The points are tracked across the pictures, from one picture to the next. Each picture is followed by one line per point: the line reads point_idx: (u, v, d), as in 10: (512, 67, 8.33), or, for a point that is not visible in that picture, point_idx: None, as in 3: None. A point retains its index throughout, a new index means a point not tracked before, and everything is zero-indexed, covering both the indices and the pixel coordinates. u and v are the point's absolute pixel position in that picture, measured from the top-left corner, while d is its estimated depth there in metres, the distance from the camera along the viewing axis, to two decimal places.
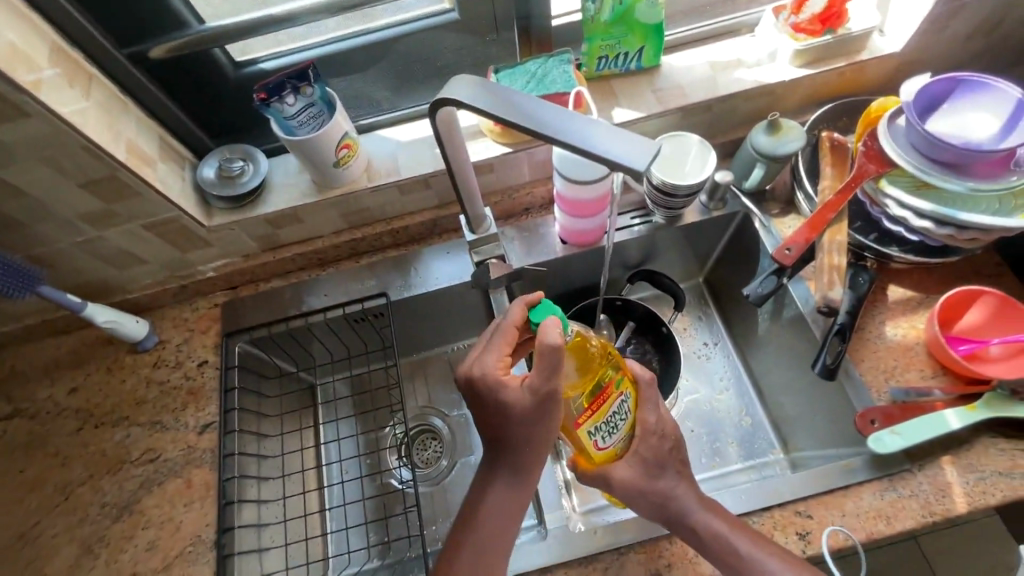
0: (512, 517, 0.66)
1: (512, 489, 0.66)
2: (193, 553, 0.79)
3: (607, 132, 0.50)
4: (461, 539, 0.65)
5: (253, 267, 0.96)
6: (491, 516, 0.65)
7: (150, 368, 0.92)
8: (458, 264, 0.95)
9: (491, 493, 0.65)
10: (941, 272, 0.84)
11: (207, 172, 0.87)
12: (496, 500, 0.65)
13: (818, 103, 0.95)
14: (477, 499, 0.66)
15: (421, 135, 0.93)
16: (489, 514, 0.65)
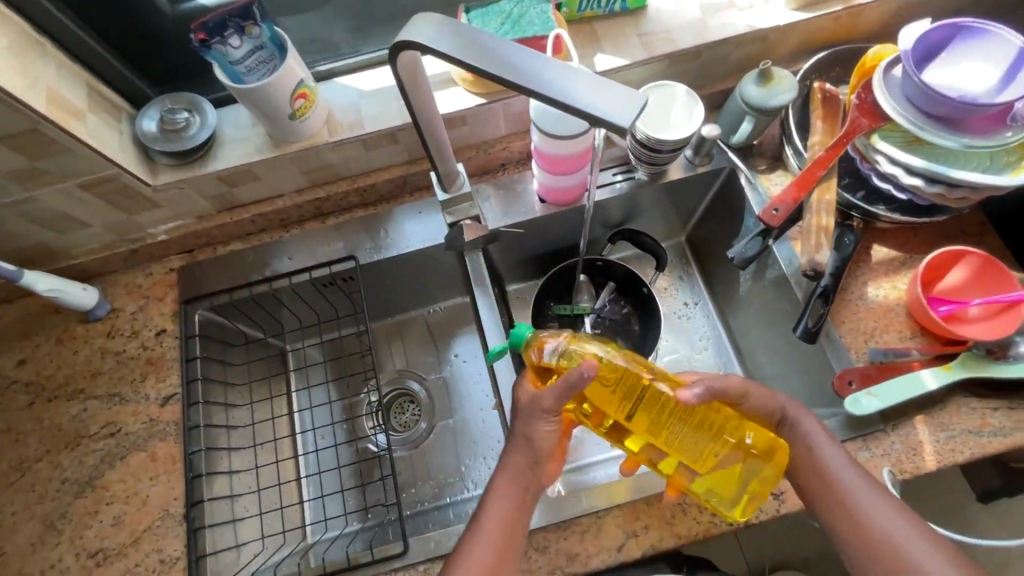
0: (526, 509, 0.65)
1: (531, 489, 0.65)
2: (162, 526, 0.77)
3: (589, 83, 0.45)
4: (473, 540, 0.62)
5: (209, 229, 0.89)
6: (504, 525, 0.63)
7: (104, 339, 0.87)
8: (430, 224, 0.90)
9: (506, 504, 0.64)
10: (926, 232, 0.83)
11: (148, 125, 0.79)
12: (514, 502, 0.64)
13: (811, 51, 0.90)
14: (491, 504, 0.64)
15: (386, 82, 0.85)
16: (501, 507, 0.63)
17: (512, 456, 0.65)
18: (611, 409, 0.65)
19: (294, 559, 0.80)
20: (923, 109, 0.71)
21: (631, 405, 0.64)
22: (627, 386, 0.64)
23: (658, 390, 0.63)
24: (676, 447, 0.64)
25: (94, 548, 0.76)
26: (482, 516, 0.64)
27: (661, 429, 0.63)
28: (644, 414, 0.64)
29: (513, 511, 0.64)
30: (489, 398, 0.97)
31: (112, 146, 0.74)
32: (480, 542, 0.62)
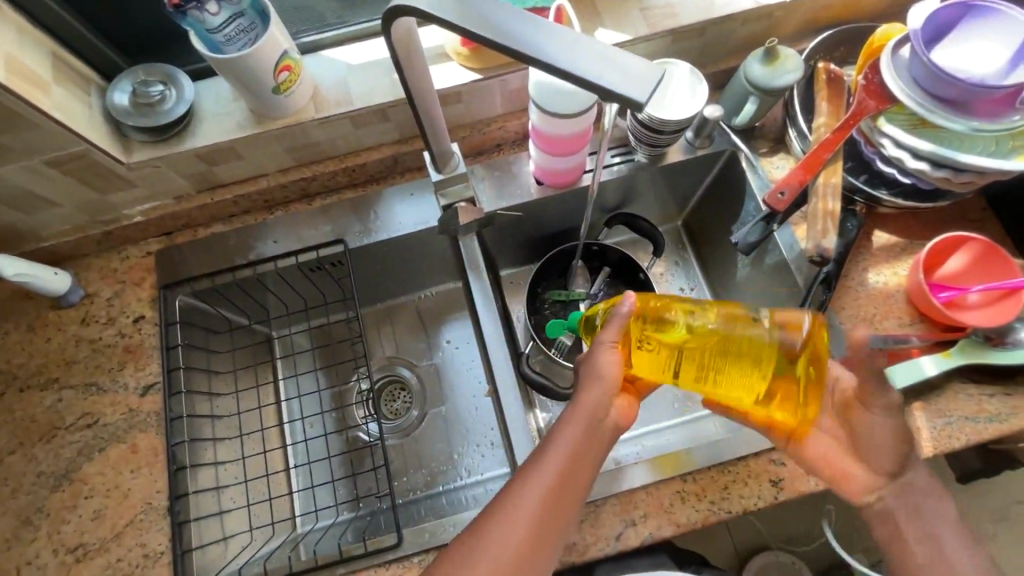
0: (595, 445, 0.58)
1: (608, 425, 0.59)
2: (145, 520, 0.73)
3: (599, 53, 0.43)
4: (538, 465, 0.56)
5: (188, 210, 0.85)
6: (571, 458, 0.56)
7: (78, 326, 0.82)
8: (422, 206, 0.87)
9: (580, 437, 0.57)
10: (927, 217, 0.82)
11: (119, 98, 0.74)
12: (592, 436, 0.58)
13: (815, 31, 0.88)
14: (565, 434, 0.57)
15: (376, 56, 0.81)
16: (575, 437, 0.57)
17: (592, 385, 0.59)
18: (658, 372, 0.63)
19: (284, 550, 0.78)
20: (931, 92, 0.69)
21: (670, 352, 0.61)
22: (661, 337, 0.61)
23: (690, 330, 0.60)
24: (733, 388, 0.61)
25: (74, 544, 0.72)
26: (551, 441, 0.57)
27: (709, 376, 0.61)
28: (688, 365, 0.61)
29: (587, 447, 0.57)
30: (480, 386, 0.95)
31: (81, 121, 0.69)
32: (546, 471, 0.55)
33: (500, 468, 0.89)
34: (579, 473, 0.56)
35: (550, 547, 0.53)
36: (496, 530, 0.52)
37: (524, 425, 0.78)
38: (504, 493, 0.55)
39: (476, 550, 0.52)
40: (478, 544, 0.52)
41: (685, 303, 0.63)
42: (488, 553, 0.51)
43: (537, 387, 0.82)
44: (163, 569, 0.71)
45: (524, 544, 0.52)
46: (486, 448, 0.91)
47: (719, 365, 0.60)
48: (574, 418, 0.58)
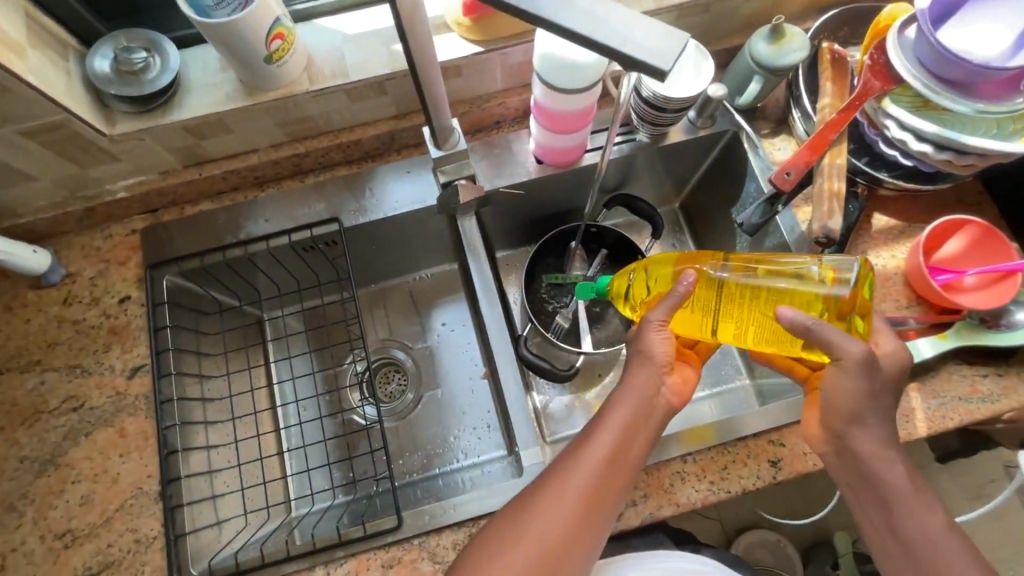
0: (642, 423, 0.63)
1: (655, 406, 0.64)
2: (136, 505, 0.71)
3: (620, 20, 0.41)
4: (589, 442, 0.61)
5: (175, 187, 0.81)
6: (621, 437, 0.61)
7: (60, 306, 0.79)
8: (419, 184, 0.84)
9: (625, 421, 0.62)
10: (926, 201, 0.82)
11: (100, 65, 0.70)
12: (637, 416, 0.62)
13: (818, 10, 0.87)
14: (610, 414, 0.62)
15: (372, 26, 0.78)
16: (621, 416, 0.62)
17: (640, 367, 0.64)
18: (700, 332, 0.67)
19: (279, 535, 0.77)
20: (936, 73, 0.69)
21: (711, 309, 0.64)
22: (702, 297, 0.64)
23: (733, 288, 0.62)
24: (775, 342, 0.64)
25: (61, 530, 0.70)
26: (603, 420, 0.62)
27: (749, 329, 0.64)
28: (728, 321, 0.64)
29: (631, 426, 0.62)
30: (476, 369, 0.94)
31: (59, 88, 0.65)
32: (597, 447, 0.60)
33: (497, 449, 0.89)
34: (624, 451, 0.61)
35: (599, 516, 0.59)
36: (551, 498, 0.59)
37: (524, 407, 0.78)
38: (558, 465, 0.61)
39: (527, 516, 0.58)
40: (534, 510, 0.58)
41: (727, 259, 0.64)
42: (543, 518, 0.58)
43: (536, 368, 0.82)
44: (155, 554, 0.70)
45: (577, 511, 0.58)
46: (482, 431, 0.90)
47: (760, 318, 0.62)
48: (623, 400, 0.63)
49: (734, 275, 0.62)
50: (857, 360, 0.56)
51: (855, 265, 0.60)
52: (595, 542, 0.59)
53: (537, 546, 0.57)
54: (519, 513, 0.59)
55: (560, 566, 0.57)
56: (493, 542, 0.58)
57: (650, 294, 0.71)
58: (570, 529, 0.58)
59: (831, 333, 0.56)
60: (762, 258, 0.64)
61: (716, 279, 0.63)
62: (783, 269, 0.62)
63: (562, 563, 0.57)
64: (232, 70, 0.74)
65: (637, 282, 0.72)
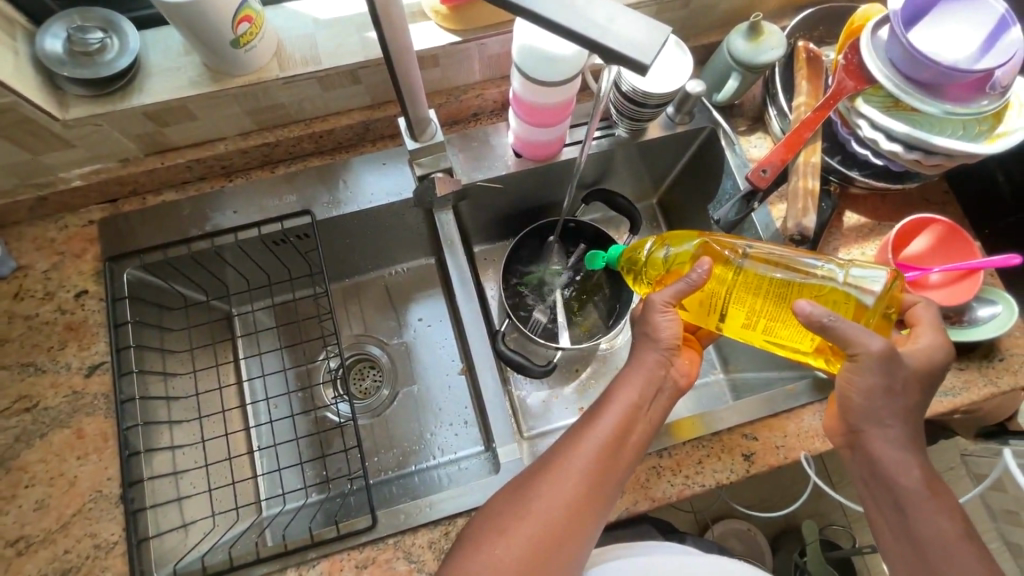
0: (644, 412, 0.63)
1: (657, 396, 0.64)
2: (95, 509, 0.68)
3: (601, 10, 0.41)
4: (593, 425, 0.61)
5: (135, 176, 0.77)
6: (625, 421, 0.61)
7: (10, 301, 0.75)
8: (394, 176, 0.82)
9: (626, 412, 0.61)
10: (894, 199, 0.84)
11: (51, 45, 0.66)
12: (637, 407, 0.62)
13: (794, 9, 0.88)
14: (613, 404, 0.62)
15: (346, 12, 0.75)
16: (621, 404, 0.62)
17: (647, 350, 0.64)
18: (705, 317, 0.70)
19: (249, 537, 0.75)
20: (908, 74, 0.70)
21: (723, 296, 0.68)
22: (722, 280, 0.67)
23: (752, 276, 0.66)
24: (781, 337, 0.67)
25: (14, 536, 0.67)
26: (607, 403, 0.62)
27: (758, 320, 0.67)
28: (738, 309, 0.68)
29: (632, 417, 0.61)
30: (453, 366, 0.93)
31: (6, 69, 0.61)
32: (601, 428, 0.60)
33: (473, 446, 0.88)
34: (623, 443, 0.61)
35: (600, 497, 0.59)
36: (553, 477, 0.58)
37: (502, 403, 0.76)
38: (560, 450, 0.60)
39: (525, 502, 0.58)
40: (536, 489, 0.58)
41: (752, 251, 0.69)
42: (545, 496, 0.58)
43: (514, 365, 0.81)
44: (116, 560, 0.67)
45: (578, 491, 0.58)
46: (459, 427, 0.89)
47: (772, 311, 0.66)
48: (625, 389, 0.62)
49: (754, 265, 0.67)
50: (873, 354, 0.57)
51: (880, 278, 0.65)
52: (594, 525, 0.59)
53: (537, 529, 0.56)
54: (520, 493, 0.59)
55: (557, 554, 0.56)
56: (493, 522, 0.58)
57: (664, 274, 0.73)
58: (572, 509, 0.57)
59: (848, 328, 0.57)
60: (783, 259, 0.68)
61: (737, 265, 0.67)
62: (804, 271, 0.67)
63: (562, 544, 0.57)
64: (195, 54, 0.71)
65: (653, 261, 0.75)
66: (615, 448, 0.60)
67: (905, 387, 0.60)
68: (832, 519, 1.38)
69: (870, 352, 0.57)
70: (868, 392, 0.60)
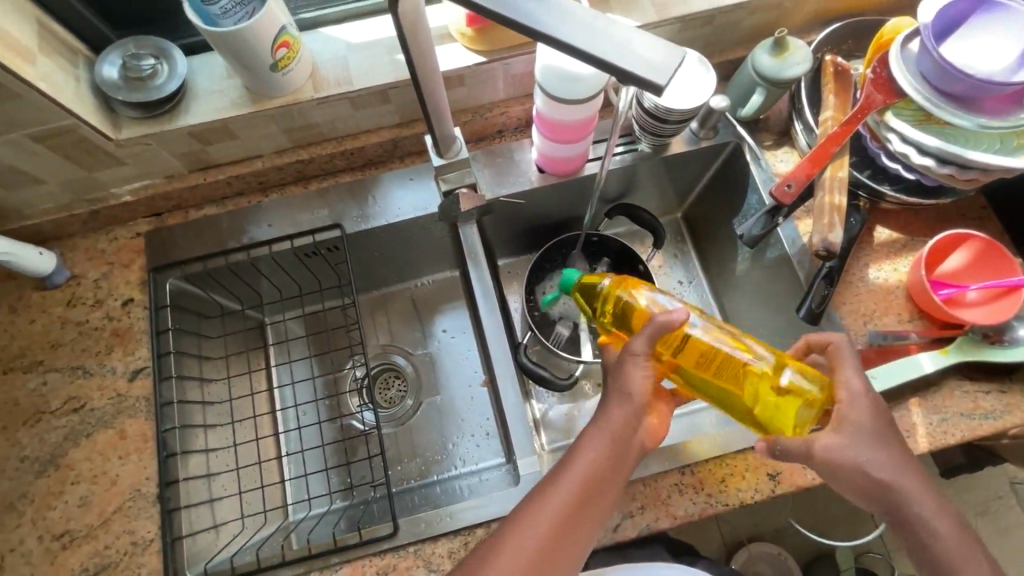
0: (622, 465, 0.58)
1: (634, 445, 0.59)
2: (133, 507, 0.72)
3: (618, 34, 0.42)
4: (562, 475, 0.58)
5: (180, 191, 0.82)
6: (597, 471, 0.58)
7: (64, 308, 0.80)
8: (422, 192, 0.85)
9: (600, 460, 0.58)
10: (928, 213, 0.82)
11: (109, 71, 0.71)
12: (612, 455, 0.58)
13: (822, 23, 0.88)
14: (584, 453, 0.58)
15: (377, 35, 0.78)
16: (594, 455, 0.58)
17: (615, 404, 0.59)
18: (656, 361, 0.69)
19: (276, 539, 0.78)
20: (940, 88, 0.69)
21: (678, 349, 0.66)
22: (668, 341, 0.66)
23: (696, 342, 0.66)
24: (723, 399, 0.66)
25: (60, 530, 0.71)
26: (579, 450, 0.59)
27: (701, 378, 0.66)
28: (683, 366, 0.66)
29: (606, 467, 0.58)
30: (474, 378, 0.94)
31: (69, 94, 0.66)
32: (571, 478, 0.57)
33: (495, 457, 0.89)
34: (596, 492, 0.57)
35: (572, 551, 0.56)
36: (520, 531, 0.56)
37: (522, 415, 0.77)
38: (529, 503, 0.57)
39: (489, 557, 0.55)
40: (502, 543, 0.55)
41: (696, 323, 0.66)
42: (510, 552, 0.55)
43: (536, 377, 0.81)
44: (151, 557, 0.70)
45: (546, 546, 0.55)
46: (480, 438, 0.90)
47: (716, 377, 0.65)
48: (598, 436, 0.59)
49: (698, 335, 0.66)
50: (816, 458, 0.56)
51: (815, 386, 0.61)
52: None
53: None
54: (485, 549, 0.56)
55: None
56: None
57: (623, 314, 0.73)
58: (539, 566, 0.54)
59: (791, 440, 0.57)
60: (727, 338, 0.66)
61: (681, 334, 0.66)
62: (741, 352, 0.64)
63: None
64: (238, 78, 0.75)
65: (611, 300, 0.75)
66: (588, 495, 0.57)
67: (888, 456, 0.56)
68: (870, 546, 1.32)
69: (812, 459, 0.56)
70: (862, 470, 0.56)
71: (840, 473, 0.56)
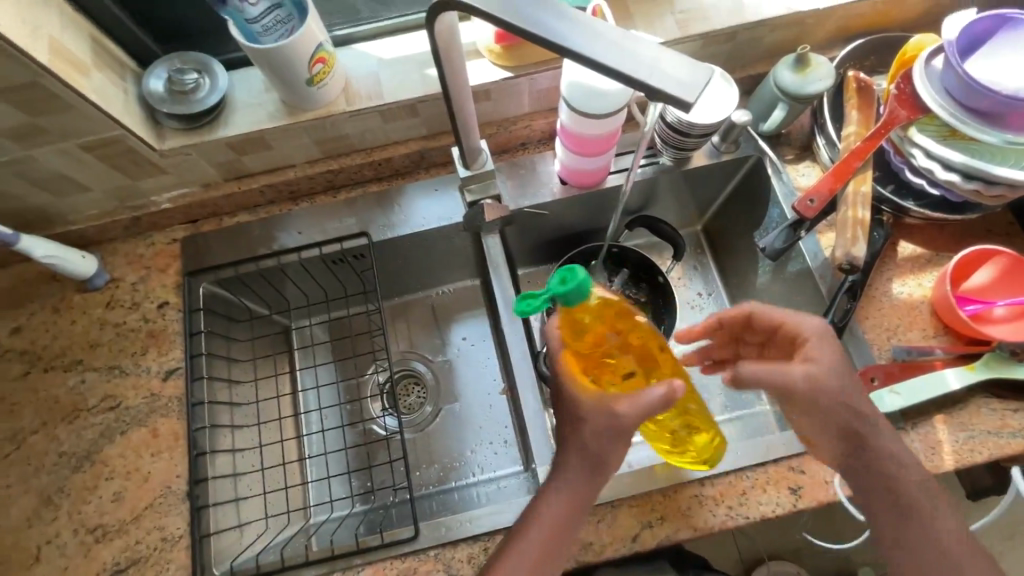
0: (585, 501, 0.62)
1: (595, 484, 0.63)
2: (164, 504, 0.74)
3: (647, 52, 0.44)
4: (532, 519, 0.62)
5: (215, 198, 0.85)
6: (564, 510, 0.61)
7: (103, 309, 0.83)
8: (446, 203, 0.87)
9: (565, 501, 0.61)
10: (953, 229, 0.81)
11: (155, 85, 0.75)
12: (577, 494, 0.62)
13: (845, 39, 0.88)
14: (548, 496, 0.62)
15: (408, 51, 0.81)
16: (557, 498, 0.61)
17: (568, 450, 0.62)
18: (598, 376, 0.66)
19: (298, 541, 0.79)
20: (966, 104, 0.69)
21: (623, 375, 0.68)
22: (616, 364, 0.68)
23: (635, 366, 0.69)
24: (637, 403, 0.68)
25: (94, 524, 0.73)
26: (545, 495, 0.62)
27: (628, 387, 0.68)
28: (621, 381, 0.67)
29: (570, 506, 0.61)
30: (493, 385, 0.95)
31: (118, 106, 0.70)
32: (541, 521, 0.61)
33: (513, 466, 0.89)
34: (563, 528, 0.61)
35: None
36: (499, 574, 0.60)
37: (542, 423, 0.78)
38: (506, 549, 0.61)
39: None
40: None
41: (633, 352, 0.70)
42: None
43: None
44: (180, 553, 0.72)
45: None
46: (498, 446, 0.91)
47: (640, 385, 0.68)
48: (561, 479, 0.62)
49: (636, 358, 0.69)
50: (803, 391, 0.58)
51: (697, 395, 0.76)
52: None
53: None
54: None
55: None
56: None
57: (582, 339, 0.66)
58: None
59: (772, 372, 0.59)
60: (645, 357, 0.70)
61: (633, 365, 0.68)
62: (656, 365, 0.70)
63: None
64: (275, 92, 0.78)
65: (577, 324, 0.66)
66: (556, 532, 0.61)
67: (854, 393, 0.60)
68: None
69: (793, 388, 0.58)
70: (836, 394, 0.59)
71: (821, 397, 0.59)
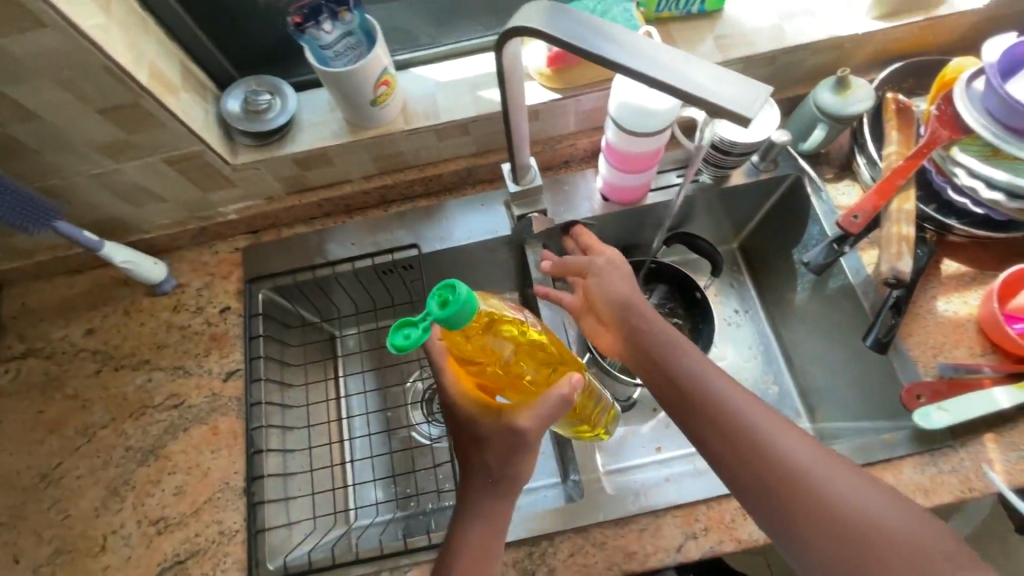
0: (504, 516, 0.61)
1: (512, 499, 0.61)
2: (222, 499, 0.77)
3: (705, 73, 0.47)
4: (455, 545, 0.60)
5: (276, 211, 0.91)
6: (489, 528, 0.60)
7: (170, 313, 0.88)
8: (491, 217, 0.91)
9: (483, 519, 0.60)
10: (998, 248, 0.82)
11: (232, 105, 0.81)
12: (495, 509, 0.60)
13: (883, 62, 0.91)
14: (467, 518, 0.60)
15: (461, 74, 0.86)
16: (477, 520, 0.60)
17: (478, 474, 0.60)
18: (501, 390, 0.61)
19: (343, 543, 0.81)
20: (1008, 124, 0.70)
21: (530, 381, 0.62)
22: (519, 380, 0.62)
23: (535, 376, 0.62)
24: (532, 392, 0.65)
25: (156, 516, 0.77)
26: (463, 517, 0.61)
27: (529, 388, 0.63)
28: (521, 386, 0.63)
29: (488, 522, 0.60)
30: None
31: (200, 124, 0.76)
32: (467, 542, 0.59)
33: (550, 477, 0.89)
34: (488, 543, 0.60)
35: None
36: None
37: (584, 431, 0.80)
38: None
39: None
40: None
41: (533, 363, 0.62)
42: None
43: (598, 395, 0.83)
44: (236, 547, 0.75)
45: None
46: None
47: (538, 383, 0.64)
48: (481, 498, 0.60)
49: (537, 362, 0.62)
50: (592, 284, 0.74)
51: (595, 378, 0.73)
52: None
53: None
54: None
55: None
56: None
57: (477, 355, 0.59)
58: None
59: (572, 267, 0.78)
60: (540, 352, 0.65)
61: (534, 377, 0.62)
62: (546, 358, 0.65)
63: None
64: (338, 112, 0.84)
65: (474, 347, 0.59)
66: (479, 548, 0.59)
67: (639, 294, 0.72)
68: None
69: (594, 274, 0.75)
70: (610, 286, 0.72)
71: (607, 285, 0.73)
